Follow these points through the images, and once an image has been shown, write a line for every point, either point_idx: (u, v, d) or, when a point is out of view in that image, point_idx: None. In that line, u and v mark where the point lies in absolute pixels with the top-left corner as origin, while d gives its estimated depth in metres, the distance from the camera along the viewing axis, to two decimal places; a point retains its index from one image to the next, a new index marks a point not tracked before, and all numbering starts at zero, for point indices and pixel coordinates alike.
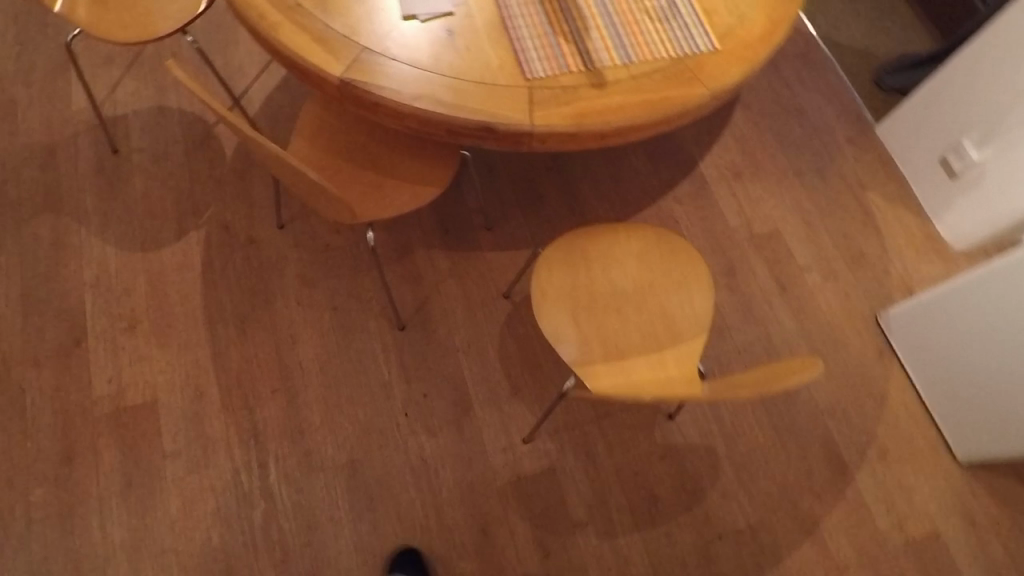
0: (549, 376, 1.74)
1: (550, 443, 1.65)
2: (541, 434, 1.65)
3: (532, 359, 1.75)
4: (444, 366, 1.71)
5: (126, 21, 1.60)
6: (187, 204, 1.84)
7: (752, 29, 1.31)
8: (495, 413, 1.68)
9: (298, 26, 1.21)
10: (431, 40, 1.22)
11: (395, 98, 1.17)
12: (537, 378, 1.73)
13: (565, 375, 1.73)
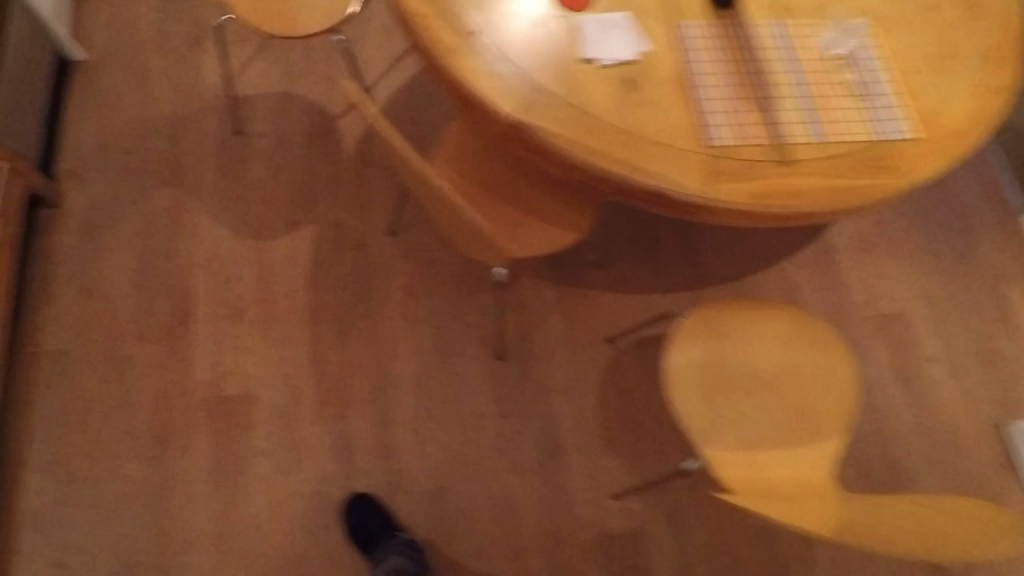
0: (645, 431, 1.68)
1: (640, 503, 1.61)
2: (631, 492, 1.60)
3: (628, 412, 1.69)
4: (538, 403, 1.68)
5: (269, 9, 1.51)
6: (302, 196, 1.82)
7: (955, 119, 1.19)
8: (586, 462, 1.64)
9: (472, 54, 1.13)
10: (609, 89, 1.12)
11: (566, 145, 1.08)
12: (632, 432, 1.67)
13: (662, 435, 1.68)
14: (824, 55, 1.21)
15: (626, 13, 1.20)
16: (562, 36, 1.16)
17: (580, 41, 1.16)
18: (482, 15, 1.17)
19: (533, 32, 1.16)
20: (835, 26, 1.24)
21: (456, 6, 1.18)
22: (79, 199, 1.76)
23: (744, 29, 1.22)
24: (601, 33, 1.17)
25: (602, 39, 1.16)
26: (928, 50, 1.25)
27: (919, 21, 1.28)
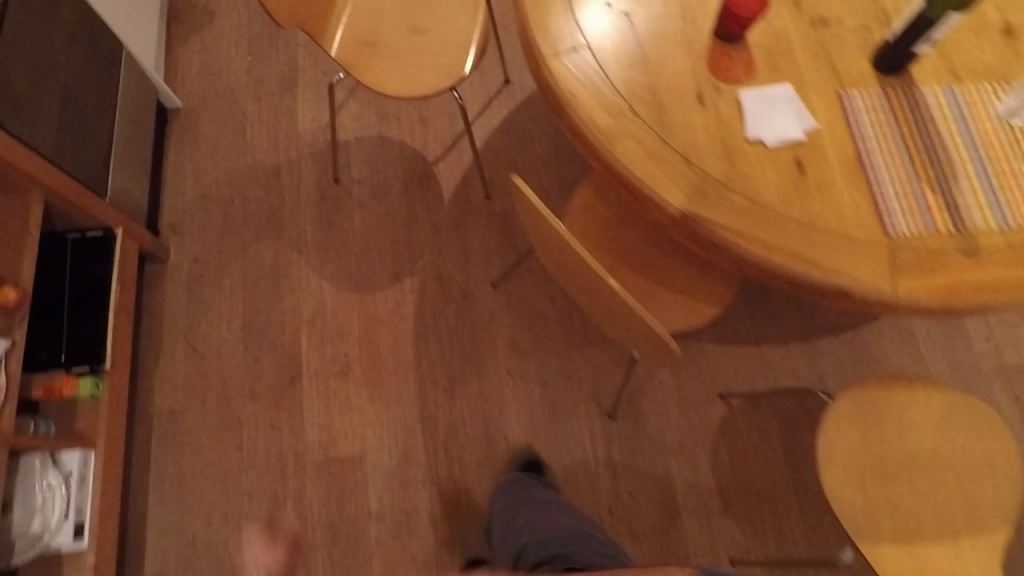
0: (765, 495, 1.60)
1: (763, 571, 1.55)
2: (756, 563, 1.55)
3: (746, 474, 1.62)
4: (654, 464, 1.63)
5: (391, 66, 1.47)
6: (403, 246, 1.78)
7: None
8: (704, 527, 1.58)
9: (634, 137, 1.07)
10: (781, 173, 1.05)
11: (741, 241, 1.01)
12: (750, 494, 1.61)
13: (784, 498, 1.60)
14: (1006, 124, 1.11)
15: (789, 82, 1.11)
16: (723, 112, 1.09)
17: (743, 119, 1.08)
18: (635, 90, 1.10)
19: (696, 111, 1.09)
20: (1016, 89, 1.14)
21: (608, 80, 1.11)
22: (182, 253, 1.75)
23: (918, 95, 1.12)
24: (766, 109, 1.09)
25: (769, 117, 1.08)
26: None
27: None
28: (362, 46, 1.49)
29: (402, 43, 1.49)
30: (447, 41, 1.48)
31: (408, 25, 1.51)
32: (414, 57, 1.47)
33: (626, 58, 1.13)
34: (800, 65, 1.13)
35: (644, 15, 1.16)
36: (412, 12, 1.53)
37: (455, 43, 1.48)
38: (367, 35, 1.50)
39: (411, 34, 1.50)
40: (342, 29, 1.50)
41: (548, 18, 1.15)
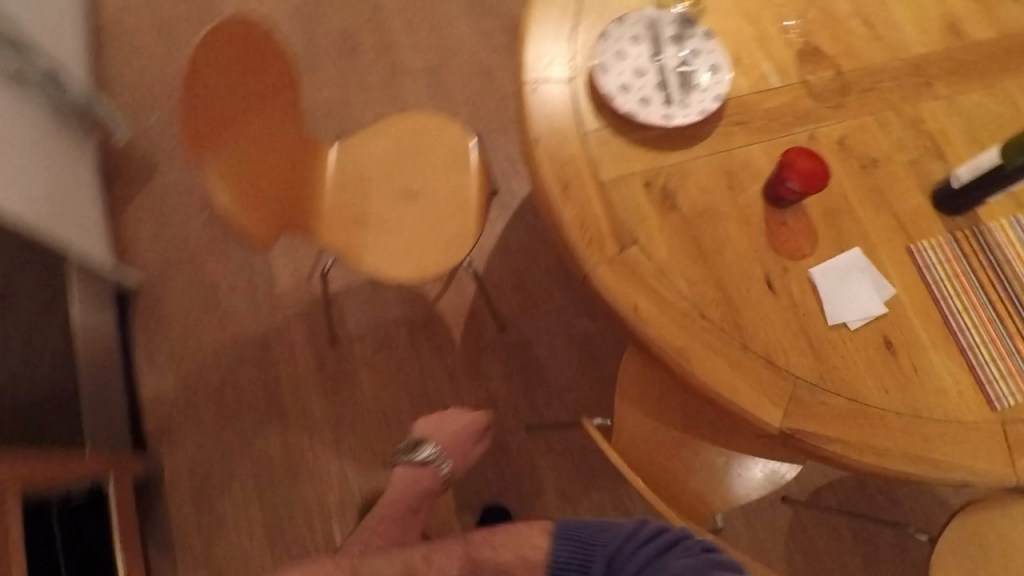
0: None
1: None
2: None
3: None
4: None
5: (394, 244, 1.31)
6: (422, 403, 1.65)
7: None
8: None
9: (711, 348, 0.95)
10: (873, 360, 0.95)
11: (855, 454, 0.90)
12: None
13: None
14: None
15: (856, 245, 1.01)
16: (800, 297, 0.98)
17: (819, 301, 0.98)
18: (700, 288, 0.98)
19: (768, 299, 0.97)
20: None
21: (667, 280, 0.98)
22: (181, 461, 1.58)
23: (987, 233, 1.02)
24: (840, 285, 0.98)
25: (846, 295, 0.98)
26: None
27: None
28: (351, 226, 1.33)
29: (399, 212, 1.33)
30: (444, 206, 1.33)
31: (399, 189, 1.35)
32: (411, 230, 1.32)
33: (681, 248, 0.99)
34: (867, 223, 1.03)
35: (689, 189, 1.02)
36: (399, 171, 1.36)
37: (454, 207, 1.33)
38: (354, 209, 1.34)
39: (403, 202, 1.34)
40: (328, 208, 1.34)
41: (583, 212, 1.00)
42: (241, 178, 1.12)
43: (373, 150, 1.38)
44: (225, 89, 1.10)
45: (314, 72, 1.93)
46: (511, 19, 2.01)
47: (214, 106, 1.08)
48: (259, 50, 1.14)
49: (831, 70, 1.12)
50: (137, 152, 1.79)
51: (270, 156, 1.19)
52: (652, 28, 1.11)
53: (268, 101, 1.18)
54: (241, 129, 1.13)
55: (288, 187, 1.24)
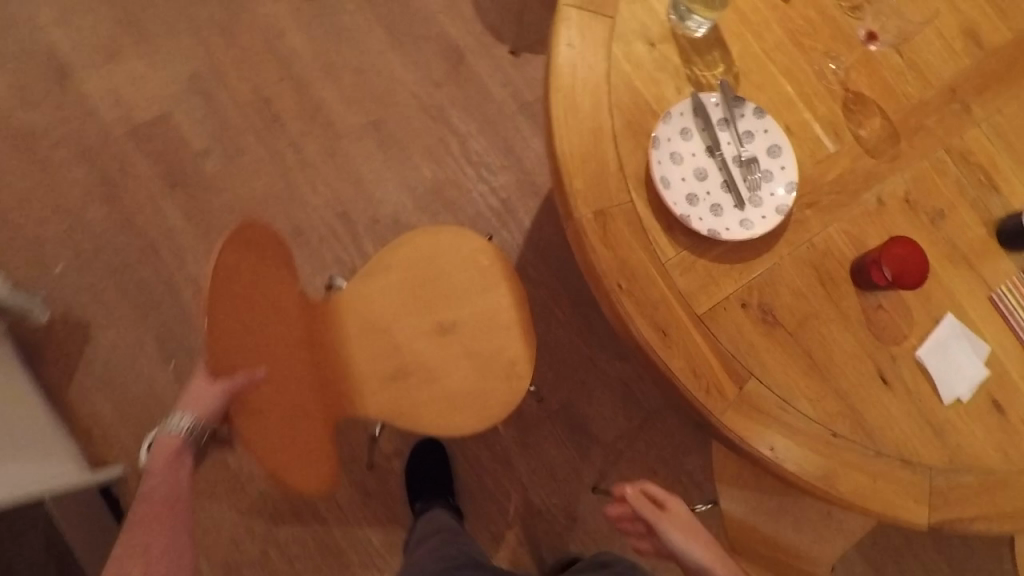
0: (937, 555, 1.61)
1: None
2: None
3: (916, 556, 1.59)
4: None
5: (438, 391, 1.20)
6: (481, 497, 1.58)
7: None
8: None
9: (850, 463, 0.93)
10: (985, 425, 0.97)
11: (993, 523, 0.95)
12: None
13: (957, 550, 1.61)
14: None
15: (946, 309, 1.00)
16: (910, 383, 0.97)
17: (932, 383, 0.97)
18: (824, 405, 0.94)
19: (885, 393, 0.96)
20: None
21: (789, 406, 0.94)
22: None
23: None
24: (945, 360, 0.98)
25: (953, 368, 0.98)
26: None
27: None
28: (387, 384, 1.19)
29: (434, 354, 1.21)
30: (487, 332, 1.22)
31: (428, 327, 1.22)
32: (456, 370, 1.21)
33: (794, 366, 0.95)
34: (949, 284, 1.01)
35: (783, 297, 0.96)
36: (422, 305, 1.23)
37: (498, 329, 1.22)
38: (382, 363, 1.20)
39: (439, 340, 1.22)
40: (357, 366, 1.20)
41: (691, 356, 0.93)
42: (271, 413, 0.93)
43: (383, 285, 1.23)
44: (232, 316, 0.89)
45: (239, 160, 1.64)
46: (444, 39, 1.75)
47: (233, 336, 0.89)
48: (253, 250, 0.95)
49: (880, 116, 1.05)
50: (65, 314, 1.52)
51: (285, 363, 1.01)
52: (700, 114, 0.98)
53: (267, 298, 1.00)
54: (253, 352, 0.93)
55: (310, 380, 1.09)
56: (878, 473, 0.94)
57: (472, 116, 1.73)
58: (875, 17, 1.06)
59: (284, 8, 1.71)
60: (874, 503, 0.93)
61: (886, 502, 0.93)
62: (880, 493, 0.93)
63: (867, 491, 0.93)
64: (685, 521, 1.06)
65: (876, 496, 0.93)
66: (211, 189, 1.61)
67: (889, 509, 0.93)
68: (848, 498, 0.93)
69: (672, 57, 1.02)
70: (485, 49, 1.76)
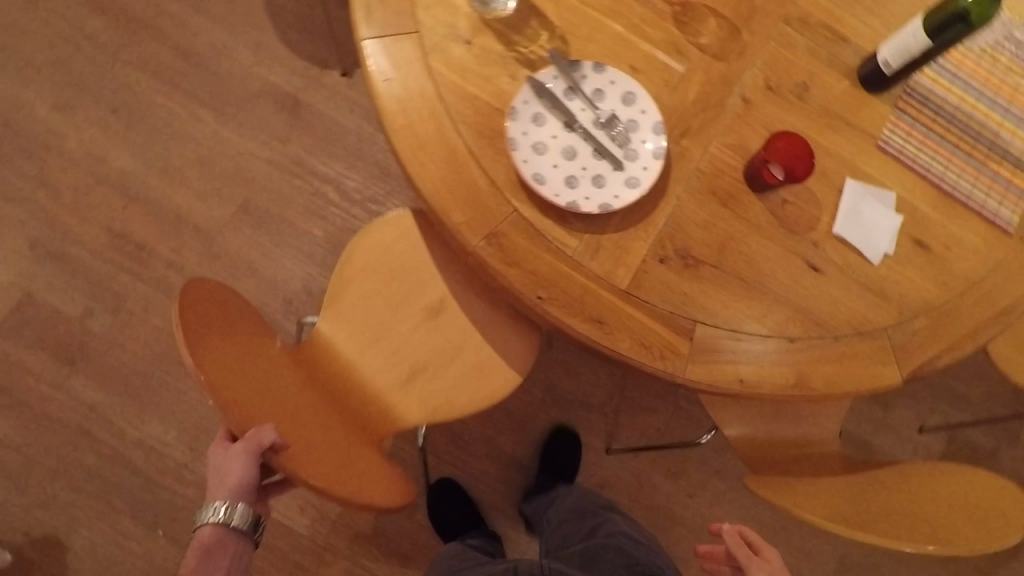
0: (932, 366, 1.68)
1: (981, 416, 1.66)
2: (974, 417, 1.65)
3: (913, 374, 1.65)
4: (851, 448, 1.64)
5: (458, 368, 1.19)
6: (508, 506, 1.59)
7: None
8: (923, 433, 1.65)
9: (817, 358, 0.94)
10: (918, 266, 0.99)
11: (960, 350, 0.98)
12: (931, 402, 1.65)
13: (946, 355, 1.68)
14: (999, 54, 1.05)
15: (843, 174, 1.00)
16: (841, 260, 0.97)
17: (857, 250, 0.98)
18: (771, 316, 0.94)
19: (823, 279, 0.96)
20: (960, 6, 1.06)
21: (743, 333, 0.93)
22: None
23: (916, 87, 1.03)
24: (859, 223, 0.98)
25: (868, 229, 0.99)
26: None
27: None
28: (408, 387, 1.19)
29: (437, 335, 1.20)
30: (473, 299, 1.21)
31: (419, 313, 1.21)
32: (465, 343, 1.20)
33: (731, 294, 0.94)
34: (841, 150, 1.01)
35: (695, 235, 0.95)
36: (404, 296, 1.21)
37: (481, 293, 1.21)
38: (392, 369, 1.20)
39: (433, 325, 1.20)
40: (372, 380, 1.20)
41: (635, 331, 0.91)
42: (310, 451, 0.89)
43: (357, 303, 1.21)
44: (227, 373, 0.84)
45: (123, 305, 1.53)
46: (270, 92, 1.66)
47: (238, 392, 0.85)
48: (212, 310, 0.90)
49: (712, 17, 1.02)
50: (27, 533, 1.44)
51: (297, 408, 0.98)
52: (542, 95, 0.94)
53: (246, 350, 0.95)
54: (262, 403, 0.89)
55: (334, 415, 1.08)
56: (844, 355, 0.95)
57: (336, 156, 1.65)
58: None
59: (98, 133, 1.60)
60: (851, 385, 0.94)
61: (862, 380, 0.94)
62: (854, 371, 0.95)
63: (842, 375, 0.94)
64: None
65: (851, 377, 0.94)
66: (110, 348, 1.51)
67: (868, 384, 0.94)
68: (828, 391, 0.94)
69: (493, 45, 0.96)
70: (315, 84, 1.67)
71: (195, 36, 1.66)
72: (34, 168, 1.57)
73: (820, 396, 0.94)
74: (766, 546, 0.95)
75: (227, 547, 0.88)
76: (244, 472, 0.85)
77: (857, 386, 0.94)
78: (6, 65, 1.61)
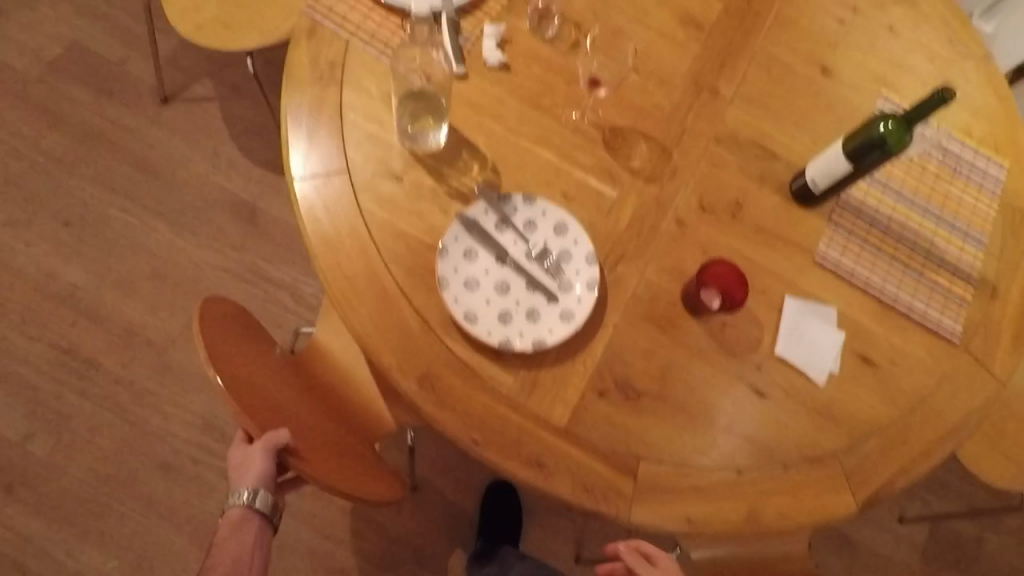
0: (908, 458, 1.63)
1: (962, 508, 1.60)
2: (956, 511, 1.59)
3: None
4: (831, 549, 1.56)
5: None
6: None
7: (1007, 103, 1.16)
8: (903, 529, 1.59)
9: (765, 489, 0.90)
10: (866, 383, 0.97)
11: (912, 471, 0.95)
12: (910, 493, 1.59)
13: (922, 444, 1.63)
14: (927, 163, 1.07)
15: (784, 291, 0.99)
16: (787, 382, 0.95)
17: (802, 372, 0.96)
18: (718, 448, 0.91)
19: (768, 404, 0.93)
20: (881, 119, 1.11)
21: (691, 467, 0.89)
22: None
23: (846, 201, 1.04)
24: (801, 343, 0.97)
25: (811, 348, 0.97)
26: (938, 55, 1.18)
27: (905, 29, 1.18)
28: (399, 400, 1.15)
29: None
30: None
31: None
32: None
33: (676, 427, 0.91)
34: (780, 268, 1.00)
35: (635, 363, 0.92)
36: None
37: None
38: (374, 413, 1.15)
39: None
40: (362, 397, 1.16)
41: (577, 472, 0.87)
42: (320, 452, 0.90)
43: (342, 342, 1.18)
44: (245, 381, 0.86)
45: (68, 426, 1.48)
46: (226, 200, 1.66)
47: (253, 399, 0.85)
48: (222, 326, 0.91)
49: (644, 141, 1.04)
50: None
51: (303, 413, 0.96)
52: (474, 231, 0.93)
53: (264, 359, 0.99)
54: (280, 406, 0.90)
55: (332, 422, 1.03)
56: (791, 486, 0.91)
57: (292, 262, 1.64)
58: (597, 61, 1.07)
59: (49, 248, 1.58)
60: (801, 517, 0.90)
61: (812, 512, 0.90)
62: (805, 499, 0.91)
63: (793, 503, 0.90)
64: None
65: (800, 507, 0.90)
66: (50, 473, 1.45)
67: (816, 516, 0.90)
68: (779, 523, 0.89)
69: (424, 180, 0.97)
70: (272, 191, 1.68)
71: (152, 147, 1.67)
72: None
73: (771, 528, 0.89)
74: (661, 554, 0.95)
75: (251, 530, 0.87)
76: (265, 469, 0.84)
77: (807, 517, 0.90)
78: None
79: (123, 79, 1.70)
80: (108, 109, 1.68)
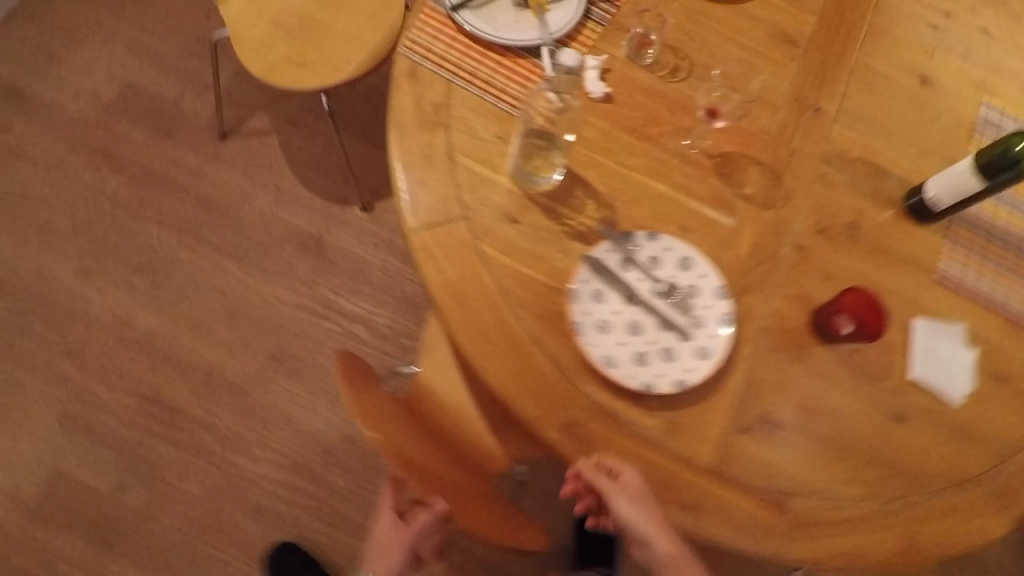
0: None
1: None
2: None
3: None
4: None
5: None
6: None
7: None
8: None
9: (913, 517, 0.89)
10: (1002, 400, 0.95)
11: None
12: None
13: None
14: None
15: (910, 310, 0.98)
16: (922, 405, 0.94)
17: (936, 393, 0.95)
18: (860, 477, 0.90)
19: (906, 428, 0.93)
20: (988, 129, 1.09)
21: (841, 500, 0.89)
22: None
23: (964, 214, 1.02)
24: (933, 363, 0.96)
25: (942, 368, 0.96)
26: None
27: (1000, 30, 1.15)
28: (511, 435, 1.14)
29: None
30: None
31: None
32: None
33: (818, 458, 0.90)
34: (903, 288, 0.99)
35: (771, 397, 0.92)
36: None
37: None
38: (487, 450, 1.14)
39: None
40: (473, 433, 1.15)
41: (725, 511, 0.87)
42: (462, 502, 0.92)
43: (449, 388, 1.16)
44: (396, 439, 0.86)
45: (159, 473, 1.47)
46: (293, 234, 1.65)
47: (406, 453, 0.85)
48: (362, 381, 0.90)
49: (755, 165, 1.02)
50: None
51: (439, 460, 0.95)
52: (600, 271, 0.92)
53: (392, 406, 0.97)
54: (423, 462, 0.90)
55: (456, 463, 1.03)
56: (940, 511, 0.90)
57: (363, 293, 1.63)
58: (699, 86, 1.05)
59: (122, 293, 1.57)
60: (953, 543, 0.89)
61: (964, 538, 0.89)
62: (956, 524, 0.90)
63: (945, 530, 0.89)
64: (635, 495, 0.84)
65: (951, 533, 0.89)
66: (145, 522, 1.45)
67: (968, 541, 0.89)
68: (931, 551, 0.89)
69: (543, 221, 0.95)
70: (337, 222, 1.67)
71: (215, 185, 1.66)
72: (58, 337, 1.53)
73: (925, 556, 0.88)
74: (622, 465, 0.84)
75: None
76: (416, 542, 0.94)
77: (960, 542, 0.89)
78: (26, 234, 1.59)
79: (179, 118, 1.69)
80: (168, 149, 1.67)
